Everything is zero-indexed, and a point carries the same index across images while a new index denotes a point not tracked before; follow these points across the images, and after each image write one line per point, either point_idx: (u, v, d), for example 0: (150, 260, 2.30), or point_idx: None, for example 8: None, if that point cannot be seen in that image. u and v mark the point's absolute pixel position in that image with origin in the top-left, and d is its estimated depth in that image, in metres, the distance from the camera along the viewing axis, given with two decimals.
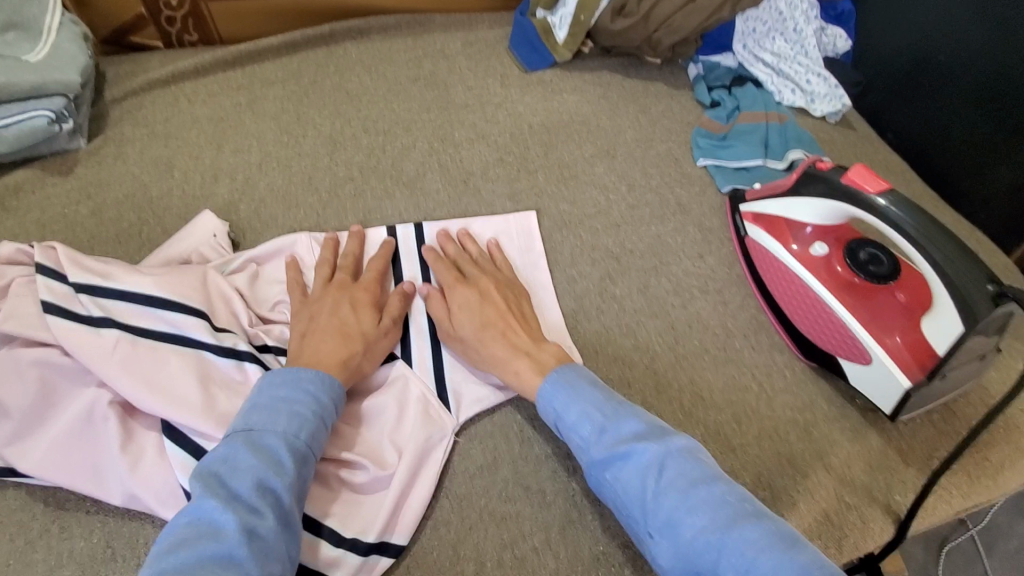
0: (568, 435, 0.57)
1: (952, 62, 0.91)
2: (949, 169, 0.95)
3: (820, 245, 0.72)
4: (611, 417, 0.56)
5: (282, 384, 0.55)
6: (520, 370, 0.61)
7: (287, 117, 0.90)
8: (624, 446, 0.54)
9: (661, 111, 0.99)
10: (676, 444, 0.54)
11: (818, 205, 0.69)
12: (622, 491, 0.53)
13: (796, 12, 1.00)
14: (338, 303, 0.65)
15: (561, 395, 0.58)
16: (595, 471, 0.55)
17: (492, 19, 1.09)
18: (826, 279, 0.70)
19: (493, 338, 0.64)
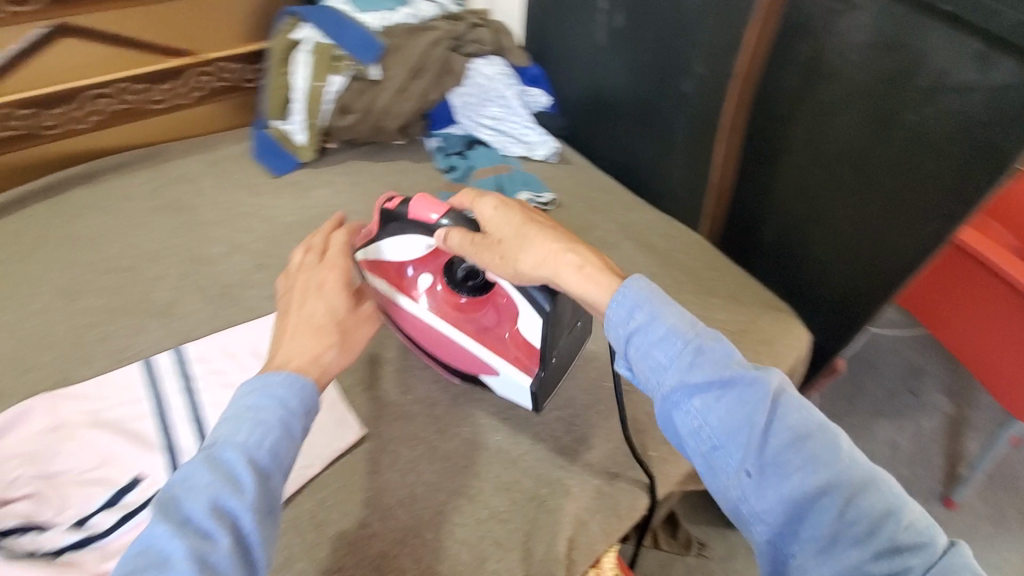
0: (643, 357, 0.53)
1: (613, 96, 1.14)
2: (645, 179, 1.16)
3: (426, 277, 0.76)
4: (702, 339, 0.52)
5: (252, 393, 0.51)
6: (580, 262, 0.60)
7: (10, 281, 0.84)
8: (724, 373, 0.50)
9: (409, 185, 1.11)
10: (773, 377, 0.50)
11: (386, 244, 0.73)
12: (705, 421, 0.50)
13: (495, 83, 1.19)
14: (306, 292, 0.63)
15: (645, 314, 0.54)
16: (672, 395, 0.51)
17: (233, 136, 1.14)
18: (434, 305, 0.75)
19: (537, 231, 0.62)
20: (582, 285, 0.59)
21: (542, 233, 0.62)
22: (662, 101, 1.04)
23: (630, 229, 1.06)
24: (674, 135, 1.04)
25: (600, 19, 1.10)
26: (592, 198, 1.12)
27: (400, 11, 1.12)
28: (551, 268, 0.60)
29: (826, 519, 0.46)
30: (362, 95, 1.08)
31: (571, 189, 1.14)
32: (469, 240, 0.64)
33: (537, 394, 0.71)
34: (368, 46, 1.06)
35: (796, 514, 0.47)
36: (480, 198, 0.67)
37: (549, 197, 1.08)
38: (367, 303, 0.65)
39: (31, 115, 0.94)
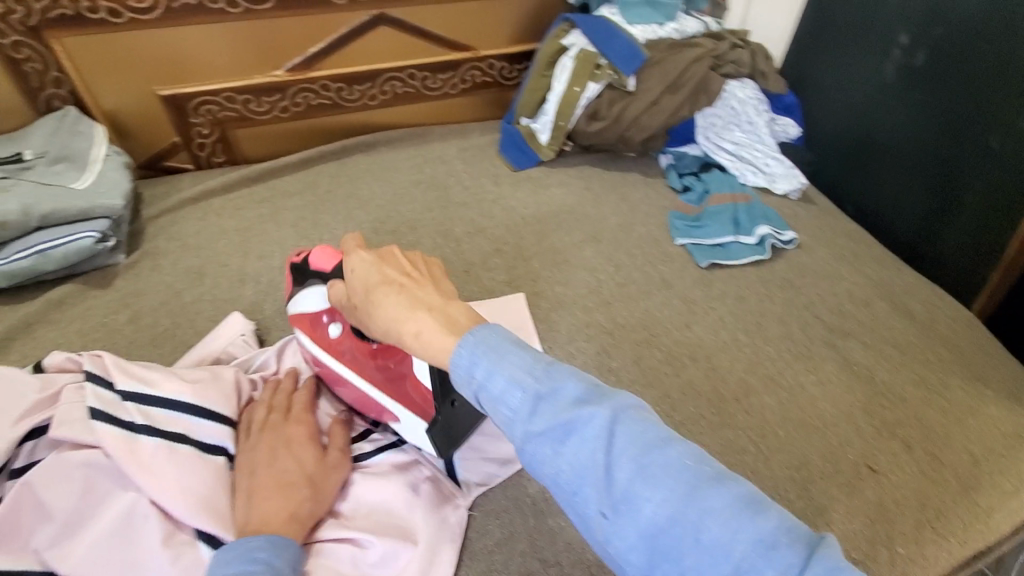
0: (493, 411, 0.46)
1: (888, 142, 1.04)
2: (903, 233, 1.06)
3: (333, 326, 0.69)
4: (542, 381, 0.45)
5: (231, 560, 0.51)
6: (420, 322, 0.51)
7: (305, 224, 1.00)
8: (567, 417, 0.43)
9: (639, 198, 1.10)
10: (621, 403, 0.45)
11: (302, 296, 0.71)
12: (556, 468, 0.43)
13: (748, 107, 1.13)
14: (273, 451, 0.62)
15: (482, 367, 0.46)
16: (529, 446, 0.44)
17: (483, 127, 1.23)
18: (347, 357, 0.68)
19: (384, 291, 0.54)
20: (427, 351, 0.50)
21: (398, 289, 0.54)
22: (958, 151, 0.94)
23: (879, 290, 0.96)
24: (965, 193, 0.94)
25: (892, 54, 1.01)
26: (838, 246, 1.03)
27: (667, 26, 1.12)
28: (397, 326, 0.52)
29: (689, 548, 0.39)
30: (615, 104, 1.09)
31: (814, 233, 1.05)
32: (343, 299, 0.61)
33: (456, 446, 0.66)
34: (630, 57, 1.06)
35: (659, 548, 0.40)
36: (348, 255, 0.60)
37: (791, 237, 1.00)
38: (333, 449, 0.65)
39: (339, 88, 1.10)
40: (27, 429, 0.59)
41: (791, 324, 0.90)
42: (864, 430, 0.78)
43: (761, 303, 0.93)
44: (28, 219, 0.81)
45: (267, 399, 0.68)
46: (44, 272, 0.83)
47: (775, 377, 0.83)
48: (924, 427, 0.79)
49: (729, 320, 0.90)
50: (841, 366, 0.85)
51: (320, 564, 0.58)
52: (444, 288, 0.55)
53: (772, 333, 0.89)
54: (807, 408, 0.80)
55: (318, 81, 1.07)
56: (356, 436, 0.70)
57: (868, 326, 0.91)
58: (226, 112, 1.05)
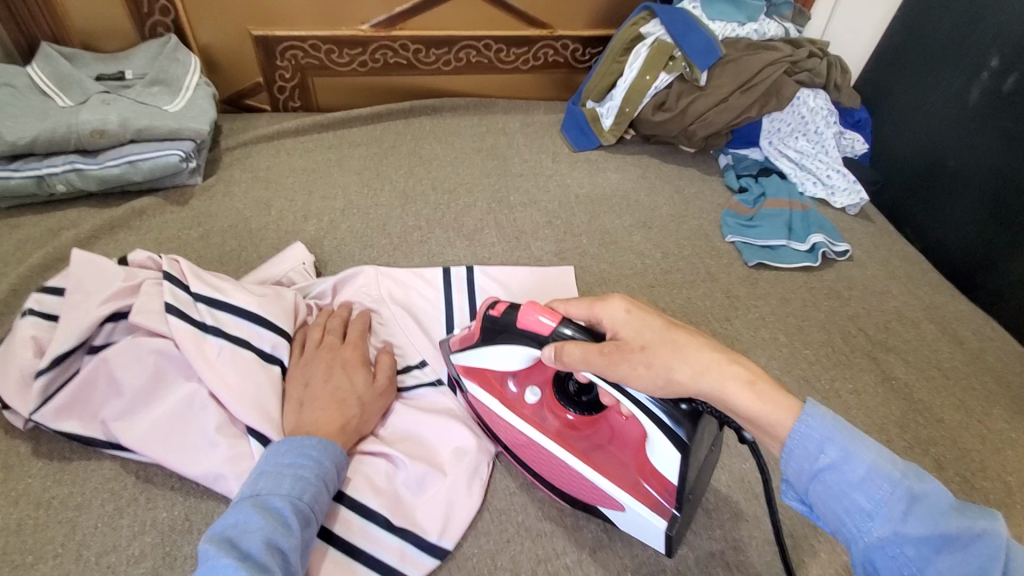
0: (828, 495, 0.45)
1: (962, 166, 1.02)
2: (965, 263, 1.03)
3: (532, 392, 0.65)
4: (914, 481, 0.44)
5: (287, 452, 0.55)
6: (748, 376, 0.48)
7: (369, 173, 1.03)
8: (944, 524, 0.42)
9: (694, 192, 1.11)
10: (994, 521, 0.43)
11: (476, 355, 0.63)
12: (923, 571, 0.42)
13: (817, 117, 1.11)
14: (329, 370, 0.66)
15: (834, 450, 0.45)
16: (880, 543, 0.43)
17: (548, 106, 1.25)
18: (546, 427, 0.62)
19: (687, 338, 0.51)
20: (756, 406, 0.47)
21: (693, 341, 0.51)
22: None
23: (929, 312, 0.95)
24: None
25: (979, 78, 0.99)
26: (892, 265, 1.02)
27: (747, 26, 1.11)
28: (711, 381, 0.49)
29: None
30: (683, 97, 1.10)
31: (868, 249, 1.04)
32: (594, 350, 0.52)
33: (670, 540, 0.57)
34: (707, 52, 1.06)
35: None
36: (603, 300, 0.55)
37: (845, 249, 0.99)
38: (383, 377, 0.69)
39: (417, 50, 1.14)
40: (110, 312, 0.64)
41: (834, 333, 0.90)
42: (898, 445, 0.78)
43: (805, 309, 0.92)
44: (125, 131, 0.87)
45: (322, 322, 0.73)
46: (131, 183, 0.90)
47: (811, 380, 0.83)
48: (959, 451, 0.78)
49: (771, 320, 0.90)
50: (882, 381, 0.84)
51: (357, 475, 0.62)
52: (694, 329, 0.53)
53: (814, 339, 0.88)
54: (841, 415, 0.80)
55: (398, 40, 1.11)
56: (399, 369, 0.74)
57: (914, 346, 0.89)
58: (310, 59, 1.11)
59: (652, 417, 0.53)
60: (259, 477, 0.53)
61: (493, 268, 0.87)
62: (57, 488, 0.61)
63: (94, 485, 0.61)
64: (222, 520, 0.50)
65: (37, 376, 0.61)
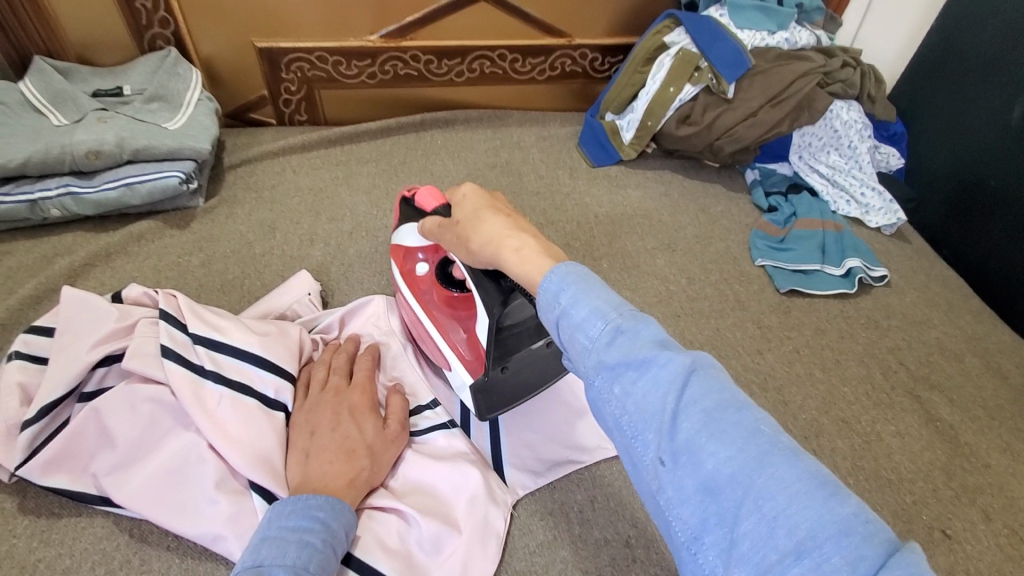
0: (575, 342, 0.44)
1: (1004, 188, 0.95)
2: (1009, 289, 0.96)
3: (422, 265, 0.76)
4: (624, 317, 0.43)
5: (291, 514, 0.50)
6: (518, 245, 0.53)
7: (377, 192, 0.98)
8: (640, 351, 0.41)
9: (720, 211, 1.05)
10: (697, 358, 0.42)
11: (403, 228, 0.76)
12: (621, 405, 0.41)
13: (851, 131, 1.05)
14: (335, 414, 0.62)
15: (567, 296, 0.45)
16: (595, 378, 0.43)
17: (565, 118, 1.19)
18: (423, 296, 0.74)
19: (491, 213, 0.57)
20: (519, 265, 0.51)
21: (496, 217, 0.57)
22: None
23: (974, 344, 0.88)
24: None
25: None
26: (932, 291, 0.95)
27: (778, 35, 1.05)
28: (493, 246, 0.55)
29: (749, 515, 0.35)
30: (708, 110, 1.04)
31: (906, 273, 0.98)
32: (437, 224, 0.64)
33: (479, 395, 0.66)
34: (735, 63, 1.00)
35: (714, 510, 0.37)
36: (454, 189, 0.62)
37: (883, 274, 0.93)
38: (393, 421, 0.64)
39: (428, 60, 1.08)
40: (102, 356, 0.60)
41: (873, 367, 0.84)
42: (944, 493, 0.72)
43: (841, 340, 0.87)
44: (121, 151, 0.83)
45: (328, 360, 0.68)
46: (129, 205, 0.85)
47: (849, 421, 0.77)
48: (1011, 501, 0.72)
49: (805, 353, 0.84)
50: (924, 421, 0.78)
51: (367, 535, 0.57)
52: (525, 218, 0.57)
53: (851, 373, 0.83)
54: (882, 459, 0.74)
55: (409, 51, 1.06)
56: (411, 411, 0.69)
57: (958, 382, 0.83)
58: (317, 71, 1.06)
59: (476, 287, 0.63)
60: (259, 546, 0.47)
61: None
62: (44, 549, 0.57)
63: (85, 546, 0.57)
64: None
65: (24, 428, 0.56)
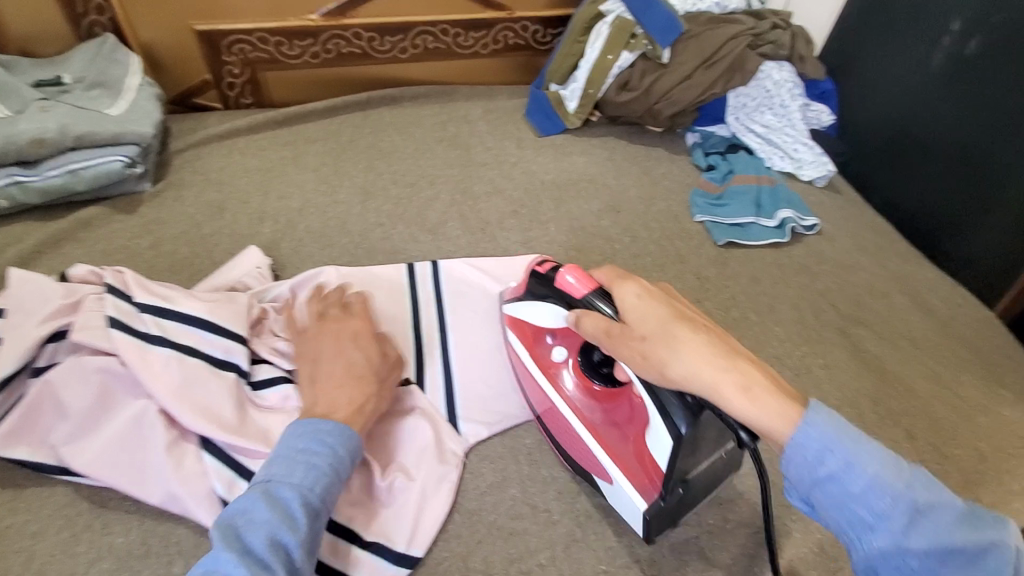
0: (828, 502, 0.43)
1: (926, 134, 1.01)
2: (934, 230, 1.02)
3: (559, 350, 0.67)
4: (904, 480, 0.42)
5: (301, 436, 0.54)
6: (744, 380, 0.46)
7: (326, 169, 1.00)
8: (945, 532, 0.41)
9: (662, 172, 1.09)
10: (998, 529, 0.42)
11: (523, 303, 0.67)
12: (909, 569, 0.41)
13: (782, 90, 1.09)
14: (335, 344, 0.64)
15: (835, 458, 0.42)
16: (870, 546, 0.42)
17: (511, 91, 1.22)
18: (563, 389, 0.65)
19: (689, 333, 0.49)
20: (751, 409, 0.45)
21: (696, 334, 0.49)
22: (1007, 145, 0.89)
23: (898, 282, 0.94)
24: (1008, 185, 0.90)
25: (941, 42, 0.97)
26: (861, 237, 1.01)
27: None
28: (700, 383, 0.47)
29: None
30: (646, 75, 1.08)
31: (836, 221, 1.03)
32: (604, 329, 0.54)
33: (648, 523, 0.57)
34: (668, 29, 1.04)
35: None
36: (619, 282, 0.55)
37: (813, 223, 0.99)
38: (393, 356, 0.66)
39: (371, 38, 1.09)
40: (51, 331, 0.61)
41: (804, 309, 0.89)
42: (870, 418, 0.77)
43: (775, 286, 0.92)
44: (64, 138, 0.83)
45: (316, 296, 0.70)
46: (74, 192, 0.85)
47: (783, 358, 0.82)
48: (932, 421, 0.77)
49: (741, 299, 0.89)
50: (852, 355, 0.84)
51: None
52: (720, 329, 0.51)
53: (783, 316, 0.88)
54: (812, 391, 0.79)
55: (350, 29, 1.07)
56: None
57: (884, 318, 0.89)
58: (258, 53, 1.06)
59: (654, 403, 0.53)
60: (271, 463, 0.52)
61: (457, 260, 0.86)
62: (8, 517, 0.58)
63: (46, 514, 0.59)
64: (231, 506, 0.50)
65: None
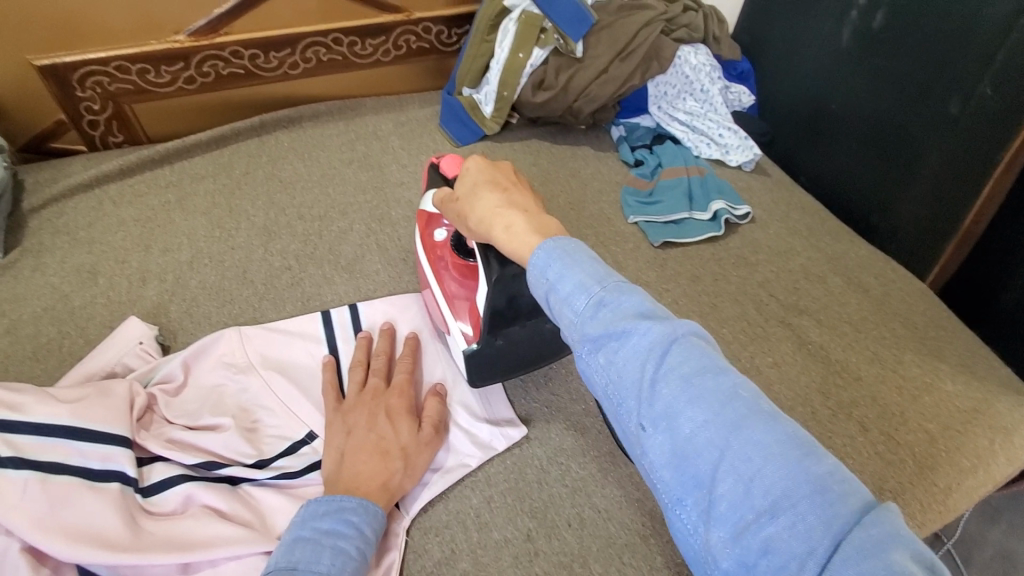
0: (557, 310, 0.45)
1: (843, 110, 1.00)
2: (859, 204, 1.01)
3: (440, 231, 0.75)
4: (609, 291, 0.44)
5: (326, 516, 0.51)
6: (509, 221, 0.54)
7: (218, 211, 0.88)
8: (624, 324, 0.42)
9: (589, 173, 1.04)
10: (682, 327, 0.42)
11: (425, 194, 0.75)
12: (607, 375, 0.42)
13: (701, 75, 1.05)
14: (375, 415, 0.61)
15: (554, 270, 0.46)
16: (582, 348, 0.44)
17: (422, 99, 1.13)
18: (437, 262, 0.73)
19: (487, 190, 0.58)
20: (508, 244, 0.53)
21: (493, 193, 0.58)
22: (917, 116, 0.89)
23: (834, 264, 0.93)
24: (923, 155, 0.89)
25: (849, 16, 0.95)
26: (793, 220, 0.99)
27: None
28: (486, 224, 0.56)
29: (722, 473, 0.36)
30: (562, 72, 1.02)
31: (767, 206, 1.01)
32: (442, 197, 0.66)
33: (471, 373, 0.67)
34: (578, 20, 0.97)
35: (689, 470, 0.38)
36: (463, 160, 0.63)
37: (746, 211, 0.96)
38: (427, 424, 0.63)
39: (253, 55, 0.97)
40: None
41: (745, 303, 0.87)
42: (821, 412, 0.75)
43: (715, 283, 0.89)
44: None
45: (365, 357, 0.69)
46: None
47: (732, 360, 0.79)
48: (881, 407, 0.76)
49: (683, 302, 0.86)
50: (797, 346, 0.82)
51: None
52: (526, 193, 0.58)
53: (727, 314, 0.85)
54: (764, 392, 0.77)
55: (227, 47, 0.94)
56: (284, 451, 0.63)
57: (824, 303, 0.87)
58: (120, 84, 0.92)
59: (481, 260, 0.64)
60: (294, 549, 0.48)
61: (379, 299, 0.78)
62: None
63: None
64: None
65: None
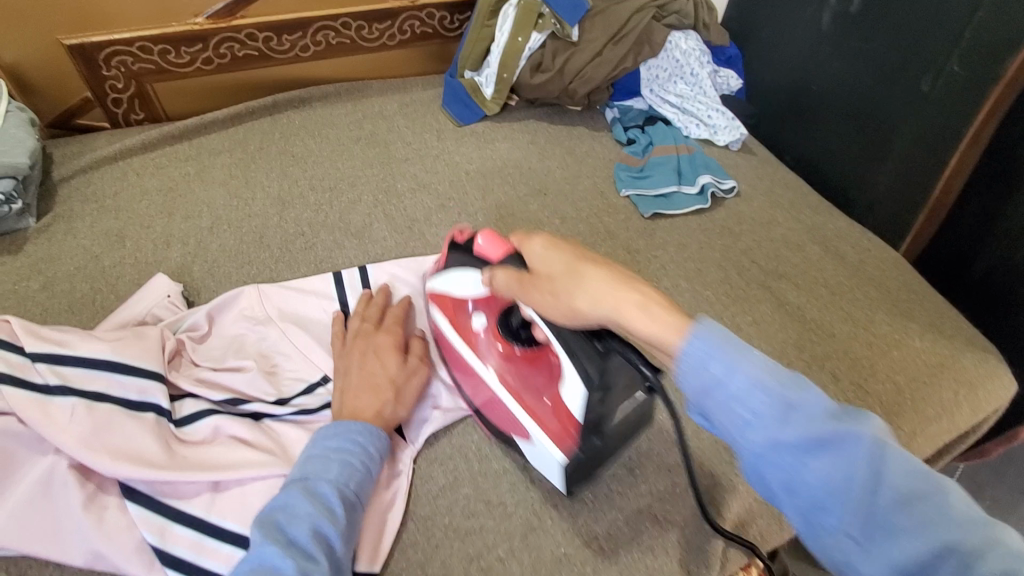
0: (723, 412, 0.43)
1: (824, 91, 1.05)
2: (838, 180, 1.07)
3: (479, 319, 0.67)
4: (785, 387, 0.42)
5: (334, 436, 0.57)
6: (640, 300, 0.49)
7: (235, 182, 0.94)
8: (820, 431, 0.41)
9: (584, 151, 1.10)
10: (873, 425, 0.42)
11: (446, 275, 0.68)
12: (796, 477, 0.41)
13: (690, 59, 1.11)
14: (363, 354, 0.67)
15: (718, 363, 0.43)
16: (763, 451, 0.42)
17: (425, 82, 1.18)
18: (483, 352, 0.66)
19: (593, 269, 0.52)
20: (647, 329, 0.48)
21: (599, 269, 0.52)
22: (891, 96, 0.95)
23: (813, 234, 0.99)
24: (897, 132, 0.95)
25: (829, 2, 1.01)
26: (776, 195, 1.05)
27: None
28: (609, 306, 0.50)
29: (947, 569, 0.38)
30: (558, 55, 1.08)
31: (752, 182, 1.07)
32: (515, 279, 0.57)
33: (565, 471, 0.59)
34: (575, 7, 1.04)
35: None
36: (529, 236, 0.58)
37: (732, 186, 1.02)
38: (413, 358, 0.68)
39: (266, 38, 1.03)
40: None
41: (729, 269, 0.92)
42: (797, 365, 0.81)
43: (701, 251, 0.95)
44: None
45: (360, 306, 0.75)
46: None
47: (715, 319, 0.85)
48: (852, 360, 0.82)
49: (671, 267, 0.91)
50: (776, 307, 0.88)
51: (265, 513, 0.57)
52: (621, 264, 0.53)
53: (712, 279, 0.91)
54: None
55: (242, 30, 1.00)
56: (301, 391, 0.69)
57: (803, 269, 0.93)
58: (142, 64, 0.98)
59: (571, 355, 0.56)
60: (306, 463, 0.54)
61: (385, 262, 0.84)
62: None
63: None
64: (272, 502, 0.52)
65: None
